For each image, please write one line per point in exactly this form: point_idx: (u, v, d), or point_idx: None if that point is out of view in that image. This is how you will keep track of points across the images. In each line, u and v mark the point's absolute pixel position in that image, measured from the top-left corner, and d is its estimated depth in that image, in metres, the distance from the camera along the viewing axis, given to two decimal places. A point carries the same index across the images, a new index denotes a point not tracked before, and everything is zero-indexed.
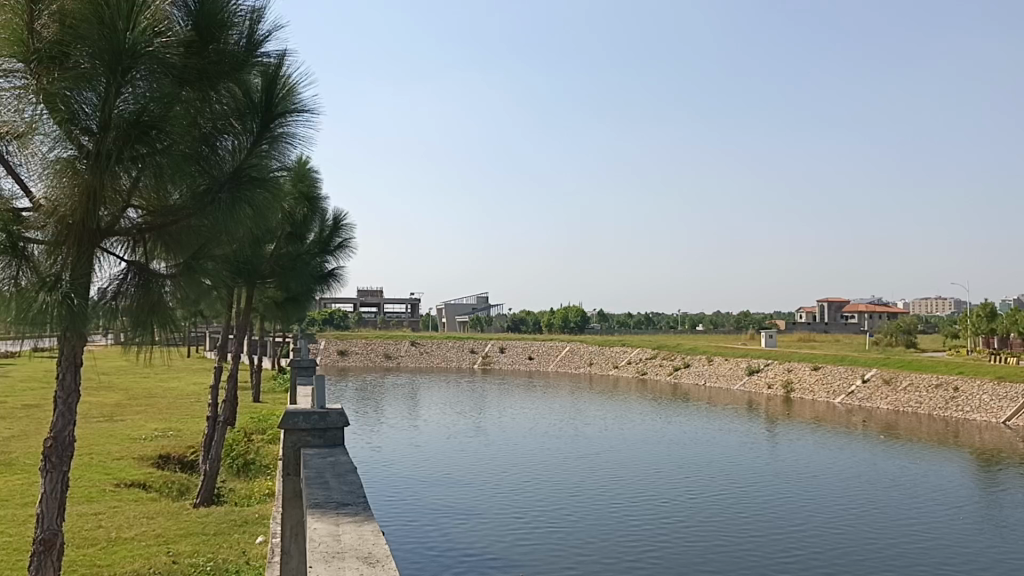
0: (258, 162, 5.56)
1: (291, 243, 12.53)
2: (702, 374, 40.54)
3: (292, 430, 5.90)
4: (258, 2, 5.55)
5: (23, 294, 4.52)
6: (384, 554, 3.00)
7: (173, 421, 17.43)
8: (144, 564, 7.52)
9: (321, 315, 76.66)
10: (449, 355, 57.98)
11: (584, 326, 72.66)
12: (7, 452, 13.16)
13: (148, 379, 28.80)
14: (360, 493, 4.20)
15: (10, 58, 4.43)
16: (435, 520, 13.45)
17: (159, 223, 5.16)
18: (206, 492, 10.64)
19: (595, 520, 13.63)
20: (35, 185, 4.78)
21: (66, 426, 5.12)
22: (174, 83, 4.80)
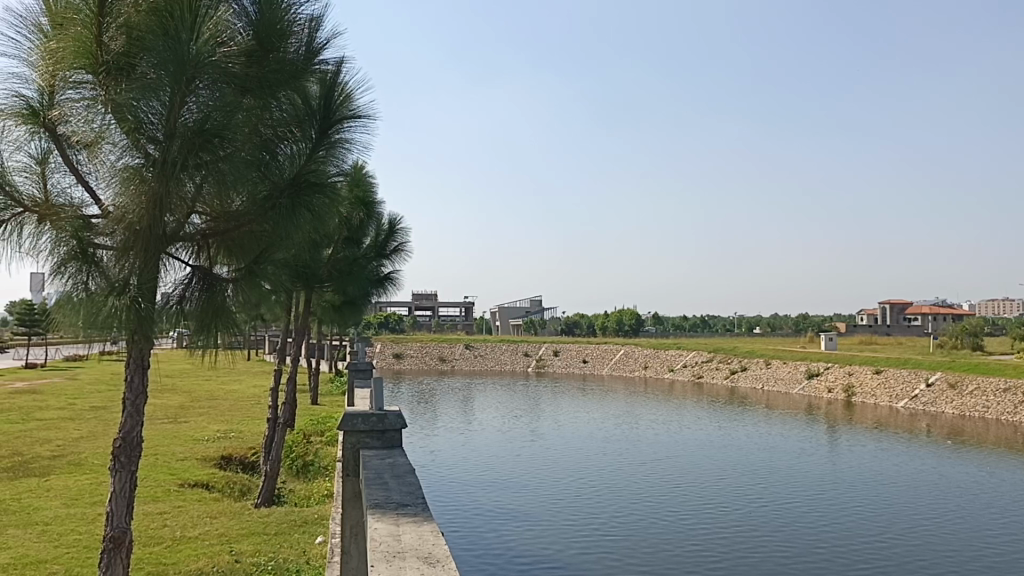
0: (317, 167, 5.65)
1: (348, 247, 12.76)
2: (760, 378, 39.93)
3: (352, 432, 5.98)
4: (316, 11, 5.69)
5: (94, 298, 4.70)
6: (444, 554, 3.02)
7: (235, 423, 17.79)
8: (208, 563, 7.69)
9: (377, 319, 77.35)
10: (503, 358, 58.12)
11: (639, 329, 72.12)
12: (77, 452, 13.59)
13: (210, 381, 29.48)
14: (419, 494, 4.24)
15: (80, 70, 4.61)
16: (492, 523, 13.48)
17: (222, 229, 5.28)
18: (267, 493, 10.83)
19: (653, 526, 13.52)
20: (104, 193, 4.94)
21: (134, 427, 5.24)
22: (236, 92, 4.90)
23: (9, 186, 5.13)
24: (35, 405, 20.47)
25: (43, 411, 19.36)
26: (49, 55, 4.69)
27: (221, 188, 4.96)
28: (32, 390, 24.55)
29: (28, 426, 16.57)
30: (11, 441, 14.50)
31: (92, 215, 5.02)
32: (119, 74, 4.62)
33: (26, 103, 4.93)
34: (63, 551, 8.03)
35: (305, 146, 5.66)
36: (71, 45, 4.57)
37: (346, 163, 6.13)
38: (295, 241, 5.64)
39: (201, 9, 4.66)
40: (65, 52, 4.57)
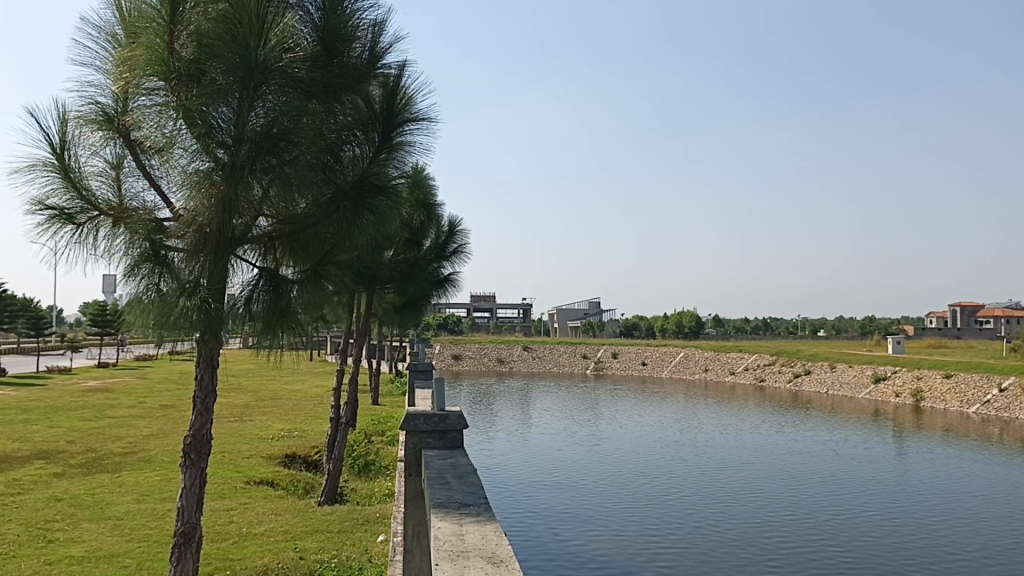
0: (380, 170, 5.72)
1: (409, 249, 12.89)
2: (824, 382, 39.14)
3: (413, 431, 6.05)
4: (380, 16, 5.77)
5: (165, 299, 4.82)
6: (508, 554, 3.02)
7: (299, 422, 18.07)
8: (273, 559, 7.83)
9: (436, 320, 77.89)
10: (562, 360, 58.03)
11: (700, 331, 71.21)
12: (147, 449, 13.98)
13: (273, 381, 30.03)
14: (482, 494, 4.25)
15: (151, 78, 4.73)
16: (552, 526, 13.44)
17: (288, 231, 5.38)
18: (330, 491, 11.00)
19: (715, 532, 13.35)
20: (175, 196, 5.08)
21: (204, 424, 5.36)
22: (302, 96, 4.98)
23: (85, 190, 5.31)
24: (108, 403, 21.09)
25: (115, 409, 19.94)
26: (124, 63, 4.84)
27: (287, 192, 5.06)
28: (104, 389, 25.31)
29: (100, 424, 17.08)
30: (85, 438, 14.97)
31: (164, 219, 5.16)
32: (190, 80, 4.73)
33: (101, 109, 5.11)
34: (134, 545, 8.25)
35: (368, 150, 5.74)
36: (143, 53, 4.70)
37: (407, 166, 6.19)
38: (358, 243, 5.71)
39: (269, 15, 4.75)
40: (138, 59, 4.71)
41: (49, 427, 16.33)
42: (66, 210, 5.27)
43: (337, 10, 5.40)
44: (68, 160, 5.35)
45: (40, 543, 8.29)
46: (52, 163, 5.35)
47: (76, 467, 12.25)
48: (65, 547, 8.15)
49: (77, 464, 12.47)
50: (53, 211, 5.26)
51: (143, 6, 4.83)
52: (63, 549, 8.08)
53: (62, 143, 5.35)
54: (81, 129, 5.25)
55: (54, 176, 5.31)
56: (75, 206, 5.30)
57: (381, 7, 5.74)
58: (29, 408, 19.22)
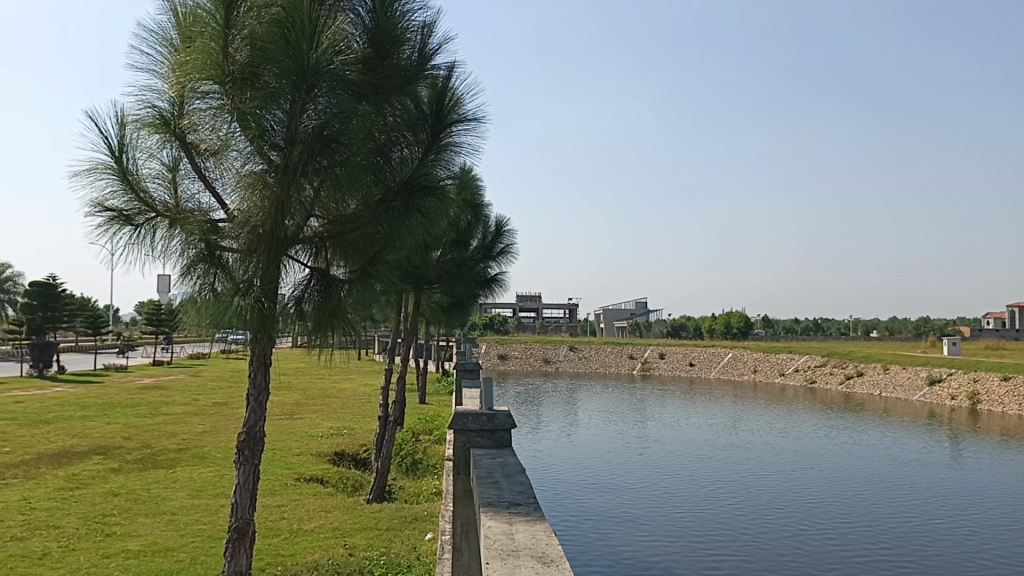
0: (429, 172, 5.77)
1: (456, 249, 12.97)
2: (878, 384, 38.41)
3: (462, 430, 6.07)
4: (429, 17, 5.80)
5: (220, 299, 4.93)
6: (559, 554, 3.02)
7: (347, 420, 18.29)
8: (324, 555, 7.93)
9: (482, 320, 78.12)
10: (608, 361, 57.81)
11: (749, 331, 70.31)
12: (201, 445, 14.27)
13: (323, 379, 30.39)
14: (531, 494, 4.25)
15: (207, 81, 4.82)
16: (599, 527, 13.41)
17: (339, 231, 5.45)
18: (378, 489, 11.11)
19: (766, 536, 13.18)
20: (230, 198, 5.19)
21: (258, 421, 5.45)
22: (353, 97, 5.04)
23: (143, 192, 5.45)
24: (163, 400, 21.57)
25: (169, 406, 20.35)
26: (181, 67, 4.95)
27: (337, 192, 5.12)
28: (159, 387, 25.85)
29: (156, 420, 17.47)
30: (141, 434, 15.31)
31: (219, 220, 5.27)
32: (244, 83, 4.81)
33: (159, 113, 5.23)
34: (188, 540, 8.41)
35: (417, 151, 5.79)
36: (199, 57, 4.79)
37: (456, 167, 6.22)
38: (407, 244, 5.76)
39: (320, 19, 4.82)
40: (194, 63, 4.80)
41: (107, 423, 16.75)
42: (124, 211, 5.41)
43: (388, 12, 5.47)
44: (126, 163, 5.48)
45: (98, 536, 8.50)
46: (111, 166, 5.49)
47: (132, 463, 12.54)
48: (122, 541, 8.34)
49: (133, 460, 12.76)
50: (113, 212, 5.40)
51: (199, 11, 4.93)
52: (120, 543, 8.27)
53: (120, 146, 5.48)
54: (140, 133, 5.38)
55: (113, 178, 5.45)
56: (133, 207, 5.43)
57: (430, 8, 5.78)
58: (87, 404, 19.75)
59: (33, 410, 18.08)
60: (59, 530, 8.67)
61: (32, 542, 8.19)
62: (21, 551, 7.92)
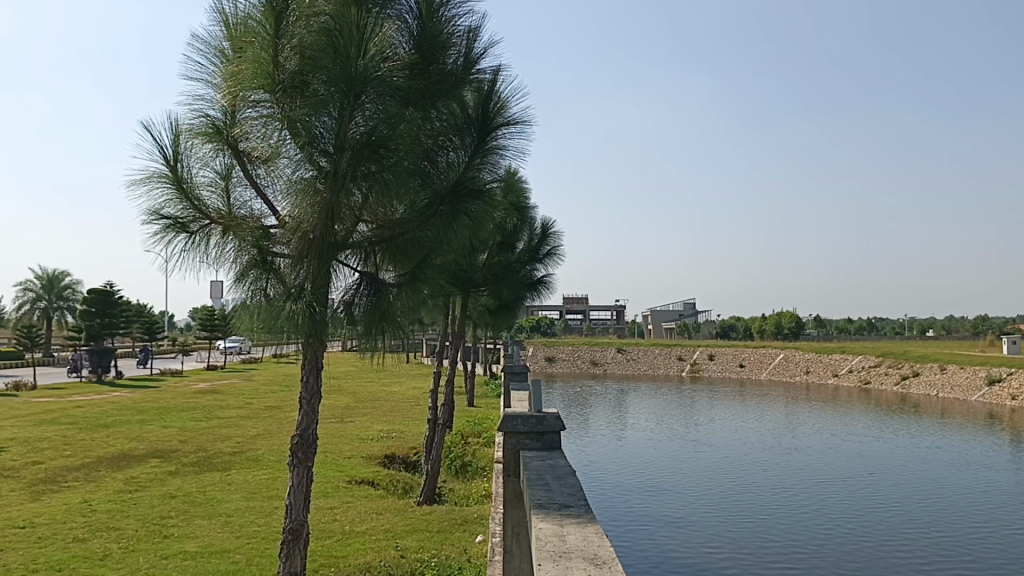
0: (475, 175, 5.79)
1: (502, 252, 13.03)
2: (934, 384, 37.58)
3: (512, 433, 6.09)
4: (475, 21, 5.83)
5: (273, 304, 5.02)
6: (610, 556, 3.02)
7: (398, 423, 18.44)
8: (376, 557, 8.02)
9: (530, 323, 78.10)
10: (657, 362, 57.40)
11: (800, 331, 69.21)
12: (255, 448, 14.52)
13: (373, 382, 30.70)
14: (582, 495, 4.25)
15: (258, 90, 4.90)
16: (650, 531, 13.33)
17: (388, 236, 5.51)
18: (428, 491, 11.18)
19: (821, 539, 13.00)
20: (282, 205, 5.27)
21: (310, 424, 5.53)
22: (400, 104, 5.10)
23: (197, 200, 5.57)
24: (217, 404, 21.96)
25: (224, 410, 20.69)
26: (232, 77, 5.04)
27: (386, 196, 5.16)
28: (214, 391, 26.33)
29: (211, 424, 17.80)
30: (196, 438, 15.61)
31: (271, 226, 5.35)
32: (294, 91, 4.87)
33: (211, 122, 5.35)
34: (243, 541, 8.57)
35: (463, 154, 5.82)
36: (250, 67, 4.87)
37: (502, 169, 6.24)
38: (455, 247, 5.80)
39: (368, 27, 4.88)
40: (246, 72, 4.89)
41: (164, 427, 17.13)
42: (179, 219, 5.54)
43: (434, 18, 5.51)
44: (181, 171, 5.61)
45: (156, 538, 8.68)
46: (166, 175, 5.62)
47: (189, 466, 12.79)
48: (179, 543, 8.52)
49: (190, 463, 13.02)
50: (168, 220, 5.54)
51: (249, 21, 5.02)
52: (177, 544, 8.45)
53: (175, 155, 5.60)
54: (193, 141, 5.50)
55: (169, 187, 5.58)
56: (188, 215, 5.57)
57: (475, 13, 5.81)
58: (145, 408, 20.21)
59: (93, 415, 18.55)
60: (119, 531, 8.89)
61: (93, 543, 8.43)
62: (83, 551, 8.14)
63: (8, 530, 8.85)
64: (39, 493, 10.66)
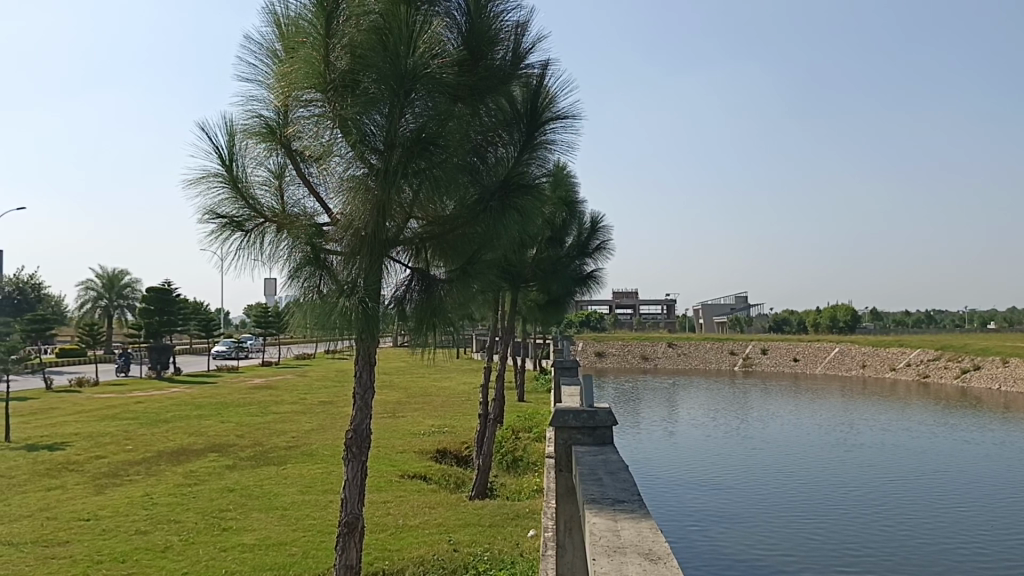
0: (524, 170, 5.79)
1: (552, 247, 13.04)
2: (996, 378, 36.61)
3: (563, 428, 6.09)
4: (522, 17, 5.82)
5: (326, 301, 5.07)
6: (665, 552, 3.00)
7: (448, 418, 18.56)
8: (429, 551, 8.09)
9: (579, 317, 77.98)
10: (708, 357, 56.89)
11: (855, 324, 67.87)
12: (309, 443, 14.74)
13: (423, 378, 30.96)
14: (635, 490, 4.22)
15: (310, 90, 4.96)
16: (703, 527, 13.23)
17: (438, 232, 5.54)
18: (480, 486, 11.24)
19: (879, 537, 12.76)
20: (334, 202, 5.34)
21: (363, 419, 5.59)
22: (449, 100, 5.12)
23: (252, 199, 5.66)
24: (272, 400, 22.32)
25: (279, 405, 21.03)
26: (285, 77, 5.10)
27: (435, 193, 5.19)
28: (268, 387, 26.80)
29: (266, 419, 18.11)
30: (252, 433, 15.90)
31: (323, 224, 5.42)
32: (345, 90, 4.92)
33: (265, 122, 5.43)
34: (300, 535, 8.70)
35: (512, 150, 5.82)
36: (301, 67, 4.93)
37: (551, 164, 6.23)
38: (505, 243, 5.82)
39: (417, 25, 4.90)
40: (298, 73, 4.94)
41: (221, 422, 17.46)
42: (235, 218, 5.65)
43: (482, 14, 5.51)
44: (236, 170, 5.71)
45: (215, 530, 8.87)
46: (222, 174, 5.73)
47: (245, 460, 13.03)
48: (238, 535, 8.69)
49: (246, 457, 13.26)
50: (224, 219, 5.65)
51: (300, 22, 5.07)
52: (236, 537, 8.62)
53: (230, 155, 5.71)
54: (247, 142, 5.59)
55: (224, 186, 5.69)
56: (243, 214, 5.67)
57: (523, 7, 5.79)
58: (202, 404, 20.64)
59: (153, 410, 18.99)
60: (179, 524, 9.09)
61: (155, 536, 8.64)
62: (145, 543, 8.34)
63: (74, 522, 9.13)
64: (102, 486, 10.97)
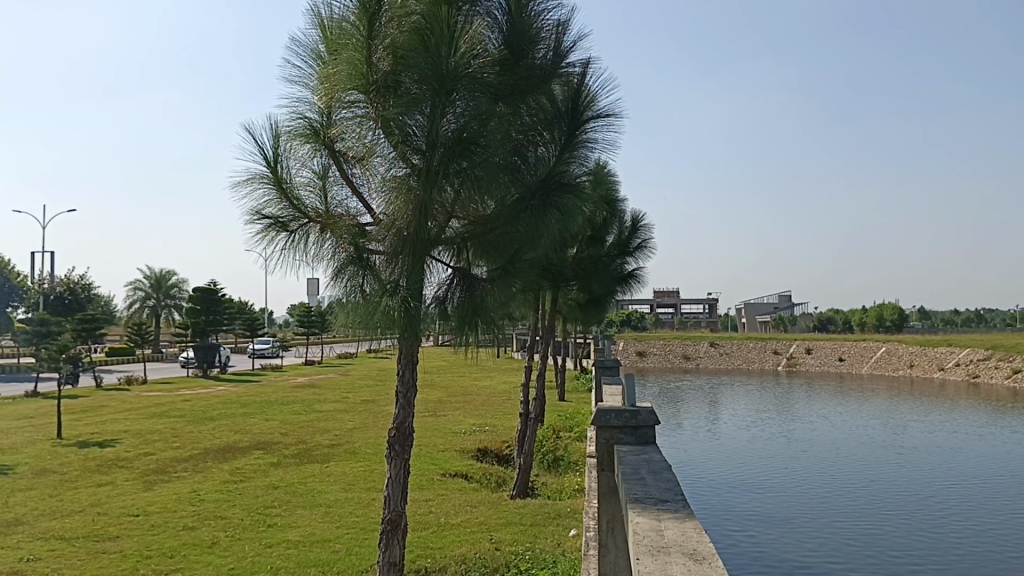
0: (565, 170, 5.79)
1: (592, 246, 13.06)
2: None
3: (605, 427, 6.07)
4: (564, 15, 5.81)
5: (369, 300, 5.10)
6: (710, 552, 2.97)
7: (489, 417, 18.60)
8: (471, 549, 8.12)
9: (620, 316, 77.68)
10: (751, 356, 56.32)
11: (903, 324, 66.70)
12: (352, 441, 14.88)
13: (465, 376, 31.08)
14: (679, 490, 4.19)
15: (354, 91, 5.01)
16: (748, 528, 13.12)
17: (479, 232, 5.56)
18: (521, 485, 11.25)
19: (928, 541, 12.54)
20: (377, 202, 5.38)
21: (406, 417, 5.63)
22: (490, 100, 5.13)
23: (296, 199, 5.73)
24: (315, 398, 22.56)
25: (322, 404, 21.27)
26: (328, 79, 5.15)
27: (477, 193, 5.21)
28: (312, 385, 27.11)
29: (310, 417, 18.32)
30: (296, 430, 16.10)
31: (366, 224, 5.47)
32: (387, 90, 4.96)
33: (309, 123, 5.50)
34: (343, 532, 8.78)
35: (554, 149, 5.82)
36: (345, 68, 4.98)
37: (591, 163, 6.22)
38: (546, 241, 5.82)
39: (458, 25, 4.92)
40: (341, 74, 5.00)
41: (266, 420, 17.67)
42: (279, 218, 5.72)
43: (523, 14, 5.51)
44: (281, 172, 5.79)
45: (262, 527, 9.00)
46: (267, 176, 5.80)
47: (290, 457, 13.20)
48: (282, 532, 8.80)
49: (291, 455, 13.44)
50: (270, 220, 5.72)
51: (344, 24, 5.11)
52: (281, 533, 8.74)
53: (276, 156, 5.79)
54: (292, 143, 5.66)
55: (269, 187, 5.77)
56: (288, 215, 5.74)
57: (564, 6, 5.78)
58: (247, 402, 20.91)
59: (199, 408, 19.29)
60: (226, 520, 9.22)
61: (202, 531, 8.78)
62: (193, 539, 8.49)
63: (124, 518, 9.31)
64: (151, 483, 11.19)
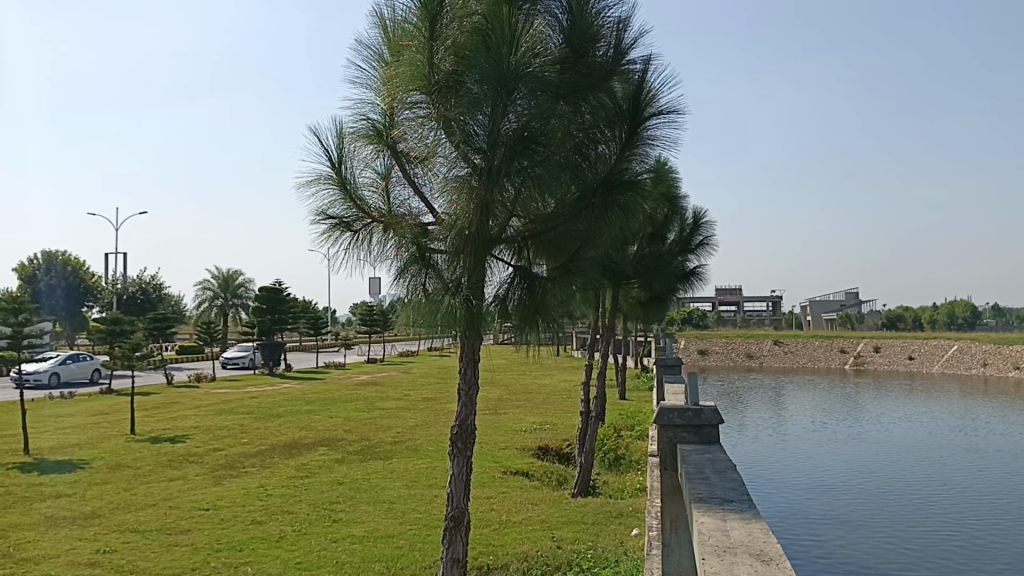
0: (626, 167, 5.75)
1: (653, 243, 12.96)
2: None
3: (668, 426, 6.03)
4: (624, 12, 5.78)
5: (432, 298, 5.15)
6: (778, 553, 2.93)
7: (550, 416, 18.61)
8: (533, 547, 8.14)
9: (682, 315, 76.69)
10: (817, 355, 55.21)
11: (976, 322, 64.62)
12: (414, 438, 15.04)
13: (526, 375, 31.14)
14: (744, 489, 4.14)
15: (415, 92, 5.06)
16: (813, 530, 12.89)
17: (540, 230, 5.59)
18: (582, 484, 11.21)
19: (1001, 546, 12.18)
20: (438, 202, 5.44)
21: (469, 414, 5.68)
22: (552, 98, 5.13)
23: (359, 200, 5.82)
24: (378, 396, 22.85)
25: (384, 401, 21.53)
26: (390, 80, 5.22)
27: (538, 192, 5.22)
28: (374, 383, 27.47)
29: (373, 415, 18.56)
30: (360, 427, 16.31)
31: (428, 224, 5.53)
32: (448, 91, 4.99)
33: (372, 124, 5.57)
34: (406, 528, 8.88)
35: (615, 146, 5.78)
36: (407, 70, 5.04)
37: (653, 160, 6.17)
38: (607, 239, 5.80)
39: (519, 24, 4.93)
40: (403, 75, 5.06)
41: (330, 417, 17.96)
42: (344, 218, 5.82)
43: (584, 12, 5.50)
44: (345, 172, 5.88)
45: (326, 522, 9.15)
46: (331, 177, 5.90)
47: (354, 454, 13.40)
48: (347, 527, 8.93)
49: (354, 451, 13.65)
50: (334, 220, 5.82)
51: (406, 25, 5.17)
52: (346, 528, 8.87)
53: (340, 158, 5.88)
54: (355, 143, 5.74)
55: (333, 187, 5.87)
56: (352, 215, 5.83)
57: (625, 2, 5.75)
58: (312, 400, 21.26)
59: (266, 405, 19.70)
60: (292, 515, 9.42)
61: (269, 526, 8.96)
62: (261, 533, 8.67)
63: (195, 512, 9.56)
64: (221, 478, 11.47)
